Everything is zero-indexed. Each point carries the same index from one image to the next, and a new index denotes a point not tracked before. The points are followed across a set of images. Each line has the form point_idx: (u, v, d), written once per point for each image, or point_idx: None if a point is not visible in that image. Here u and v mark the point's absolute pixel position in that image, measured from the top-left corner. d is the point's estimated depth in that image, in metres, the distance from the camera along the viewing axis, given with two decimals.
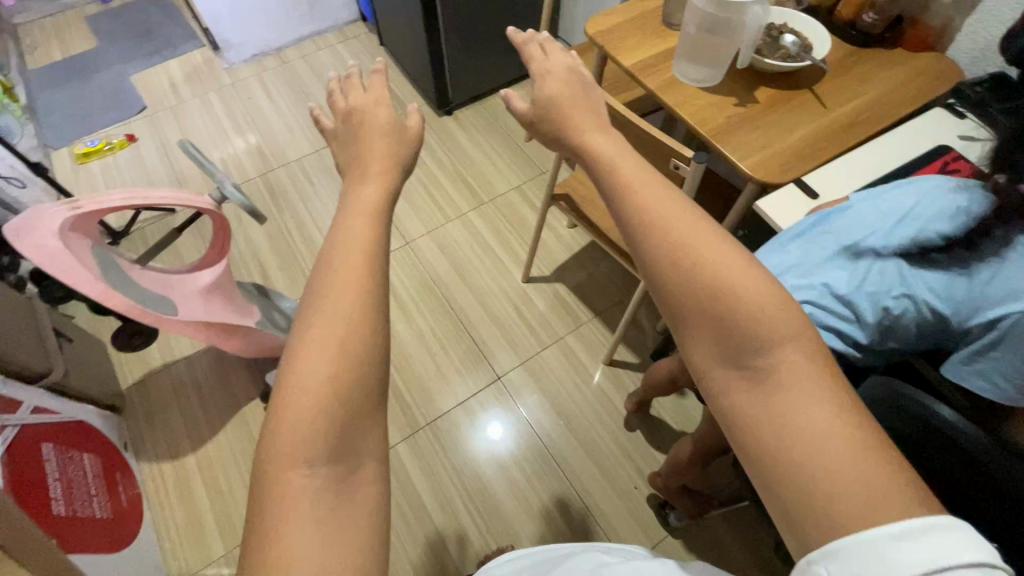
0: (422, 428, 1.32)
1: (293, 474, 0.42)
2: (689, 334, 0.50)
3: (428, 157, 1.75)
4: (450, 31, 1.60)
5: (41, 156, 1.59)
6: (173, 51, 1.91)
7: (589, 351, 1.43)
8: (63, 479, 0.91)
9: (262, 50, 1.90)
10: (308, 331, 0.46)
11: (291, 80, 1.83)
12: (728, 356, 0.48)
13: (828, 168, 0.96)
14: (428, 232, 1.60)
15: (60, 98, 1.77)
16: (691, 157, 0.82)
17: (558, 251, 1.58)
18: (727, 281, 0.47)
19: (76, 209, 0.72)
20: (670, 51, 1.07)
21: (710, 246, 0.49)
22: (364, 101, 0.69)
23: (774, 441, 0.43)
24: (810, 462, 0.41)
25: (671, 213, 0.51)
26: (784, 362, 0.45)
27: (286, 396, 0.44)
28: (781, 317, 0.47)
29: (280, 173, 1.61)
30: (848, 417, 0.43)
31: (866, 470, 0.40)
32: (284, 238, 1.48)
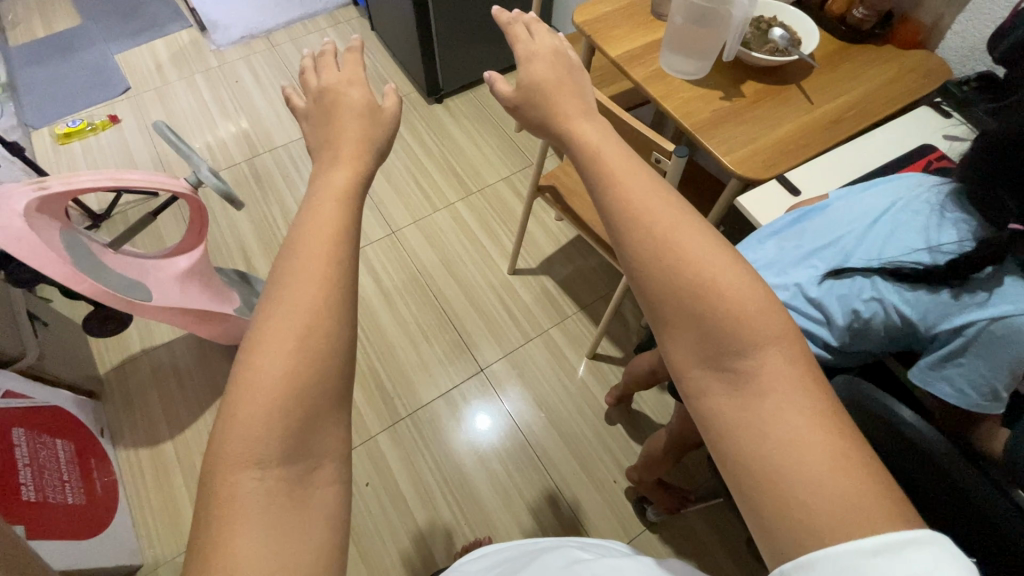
0: (402, 418, 1.32)
1: (244, 476, 0.43)
2: (665, 330, 0.51)
3: (416, 145, 1.72)
4: (440, 17, 1.57)
5: (21, 136, 1.56)
6: (159, 30, 1.86)
7: (573, 344, 1.42)
8: (33, 465, 0.89)
9: (251, 32, 1.86)
10: (268, 326, 0.46)
11: (280, 64, 1.79)
12: (708, 355, 0.48)
13: (810, 167, 0.95)
14: (414, 222, 1.58)
15: (42, 76, 1.73)
16: (672, 151, 0.81)
17: (545, 243, 1.57)
18: (707, 277, 0.48)
19: (43, 189, 0.70)
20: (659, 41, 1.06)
21: (691, 241, 0.49)
22: (336, 81, 0.67)
23: (746, 443, 0.44)
24: (779, 464, 0.42)
25: (649, 206, 0.51)
26: (764, 365, 0.46)
27: (242, 392, 0.44)
28: (763, 319, 0.47)
29: (266, 158, 1.59)
30: (824, 418, 0.44)
31: (832, 475, 0.40)
32: (268, 224, 1.46)
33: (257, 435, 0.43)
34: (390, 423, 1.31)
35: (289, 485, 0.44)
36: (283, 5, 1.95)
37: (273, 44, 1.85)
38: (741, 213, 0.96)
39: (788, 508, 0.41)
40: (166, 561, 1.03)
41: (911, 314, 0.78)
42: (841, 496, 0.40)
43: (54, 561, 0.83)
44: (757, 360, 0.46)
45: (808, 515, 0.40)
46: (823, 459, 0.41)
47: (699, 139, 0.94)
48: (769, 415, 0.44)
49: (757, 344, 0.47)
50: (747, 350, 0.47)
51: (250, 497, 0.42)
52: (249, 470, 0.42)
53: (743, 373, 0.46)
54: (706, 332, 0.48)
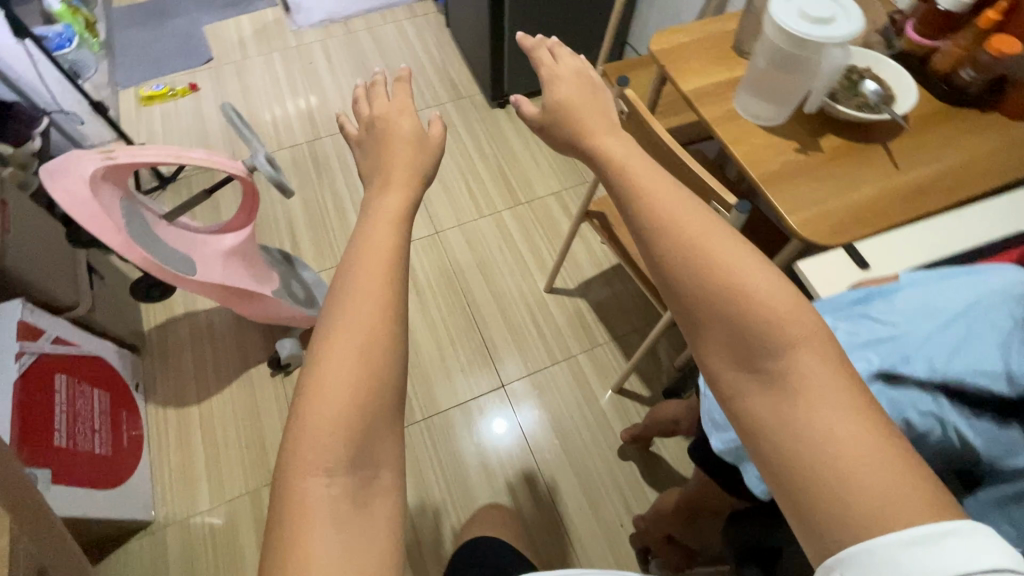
0: (417, 423, 1.31)
1: (313, 480, 0.47)
2: (699, 333, 0.54)
3: (471, 147, 1.71)
4: (514, 23, 1.56)
5: (109, 94, 1.66)
6: (245, 7, 1.94)
7: (600, 375, 1.38)
8: (68, 411, 0.94)
9: (331, 17, 1.90)
10: (333, 341, 0.50)
11: (354, 50, 1.83)
12: (740, 360, 0.51)
13: (884, 240, 0.87)
14: (458, 225, 1.58)
15: (136, 38, 1.83)
16: (734, 205, 0.74)
17: (586, 265, 1.53)
18: (734, 281, 0.51)
19: (110, 159, 0.73)
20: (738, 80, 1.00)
21: (718, 246, 0.53)
22: (387, 110, 0.76)
23: (784, 446, 0.47)
24: (821, 462, 0.44)
25: (679, 217, 0.55)
26: (801, 367, 0.48)
27: (312, 407, 0.48)
28: (794, 320, 0.50)
29: (326, 142, 1.62)
30: (867, 419, 0.45)
31: (871, 469, 0.43)
32: (318, 208, 1.50)
33: (325, 446, 0.47)
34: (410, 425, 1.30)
35: (352, 493, 0.48)
36: None
37: (349, 30, 1.89)
38: (798, 277, 0.89)
39: (832, 503, 0.43)
40: (177, 521, 1.08)
41: (974, 442, 0.69)
42: (887, 491, 0.42)
43: (56, 509, 0.85)
44: (789, 361, 0.49)
45: (857, 511, 0.42)
46: (864, 455, 0.43)
47: (766, 193, 0.88)
48: (811, 413, 0.46)
49: (790, 343, 0.49)
50: (781, 349, 0.49)
51: (320, 499, 0.46)
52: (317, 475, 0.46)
53: (775, 374, 0.49)
54: (737, 334, 0.51)
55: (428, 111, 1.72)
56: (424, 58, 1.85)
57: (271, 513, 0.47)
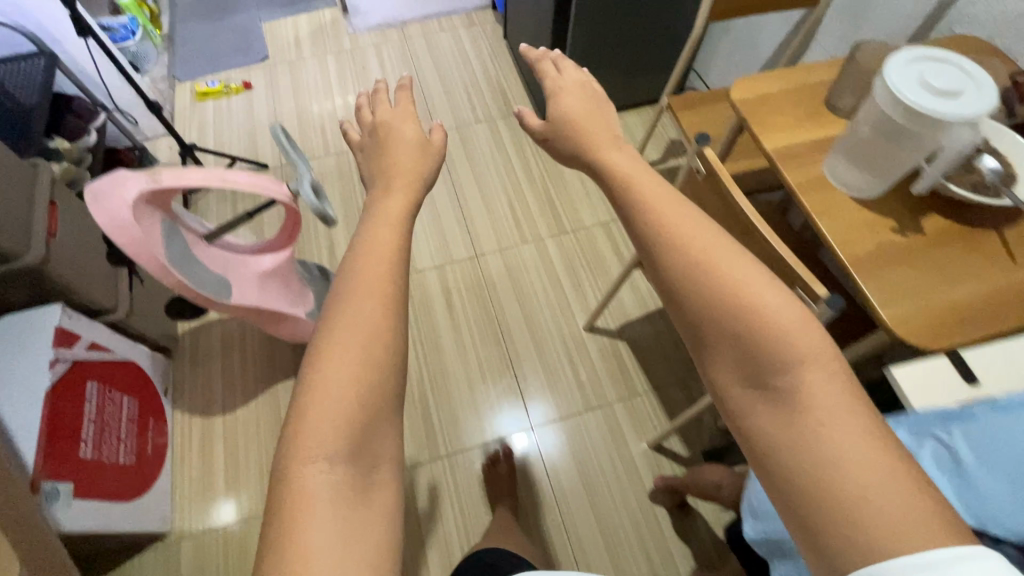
0: (441, 456, 1.27)
1: (314, 472, 0.47)
2: (709, 350, 0.54)
3: (519, 167, 1.63)
4: (577, 39, 1.49)
5: (166, 87, 1.68)
6: (304, 6, 1.93)
7: (635, 426, 1.30)
8: (96, 421, 0.94)
9: (387, 21, 1.86)
10: (334, 338, 0.51)
11: (408, 57, 1.80)
12: (750, 377, 0.51)
13: (990, 350, 0.76)
14: (500, 250, 1.51)
15: (196, 31, 1.85)
16: (822, 299, 0.61)
17: (625, 300, 1.47)
18: (746, 301, 0.51)
19: (155, 183, 0.70)
20: (798, 132, 0.93)
21: (727, 265, 0.53)
22: (390, 117, 0.81)
23: (787, 463, 0.47)
24: (834, 478, 0.44)
25: (692, 242, 0.55)
26: (811, 386, 0.48)
27: (314, 399, 0.49)
28: (801, 339, 0.50)
29: None
30: (876, 438, 0.46)
31: (883, 484, 0.43)
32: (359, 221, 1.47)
33: (324, 436, 0.47)
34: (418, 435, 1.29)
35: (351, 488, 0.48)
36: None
37: (405, 36, 1.85)
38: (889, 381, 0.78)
39: (837, 516, 0.43)
40: (192, 535, 1.07)
41: None
42: (896, 507, 0.42)
43: (67, 525, 0.83)
44: (799, 379, 0.49)
45: (868, 530, 0.42)
46: (872, 470, 0.44)
47: (856, 280, 0.79)
48: (822, 431, 0.46)
49: (798, 363, 0.49)
50: (789, 368, 0.49)
51: (322, 486, 0.46)
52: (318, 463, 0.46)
53: (783, 390, 0.49)
54: (751, 354, 0.51)
55: (476, 127, 1.65)
56: (479, 72, 1.78)
57: (270, 512, 0.46)
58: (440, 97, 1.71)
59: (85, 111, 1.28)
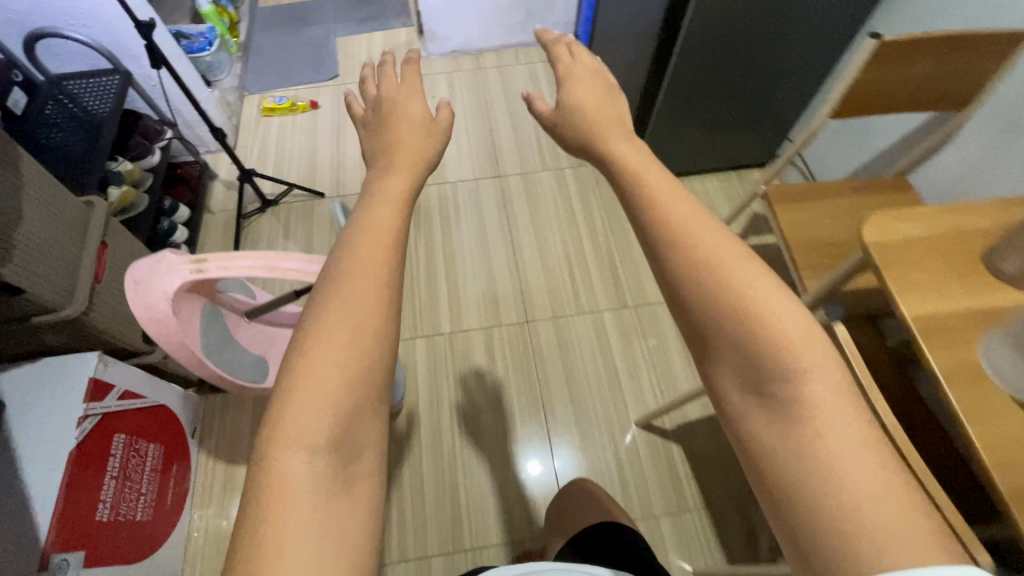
0: (463, 551, 1.06)
1: (292, 454, 0.34)
2: (706, 345, 0.41)
3: (582, 222, 1.45)
4: (668, 102, 1.34)
5: (235, 99, 1.66)
6: (381, 22, 1.88)
7: (682, 550, 1.06)
8: (119, 475, 0.90)
9: (463, 48, 1.78)
10: (341, 287, 0.39)
11: (480, 92, 1.71)
12: (746, 379, 0.39)
13: None
14: (552, 317, 1.31)
15: (272, 41, 1.83)
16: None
17: (681, 375, 1.24)
18: (729, 282, 0.39)
19: (199, 271, 0.63)
20: (979, 235, 0.66)
21: (708, 241, 0.41)
22: (396, 93, 0.67)
23: (785, 466, 0.35)
24: (813, 478, 0.34)
25: (683, 218, 0.42)
26: (811, 399, 0.36)
27: (304, 362, 0.36)
28: (803, 341, 0.37)
29: (432, 190, 1.51)
30: (873, 444, 0.35)
31: (873, 489, 0.33)
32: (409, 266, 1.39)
33: (318, 406, 0.35)
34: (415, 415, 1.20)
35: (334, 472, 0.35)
36: (507, 23, 1.73)
37: (479, 67, 1.77)
38: None
39: (824, 520, 0.33)
40: None
41: None
42: (884, 517, 0.32)
43: None
44: (799, 387, 0.36)
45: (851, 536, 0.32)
46: (865, 473, 0.33)
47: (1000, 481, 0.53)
48: (818, 438, 0.35)
49: (798, 370, 0.37)
50: (788, 372, 0.37)
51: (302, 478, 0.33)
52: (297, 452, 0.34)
53: (783, 400, 0.37)
54: (738, 354, 0.39)
55: (543, 175, 1.53)
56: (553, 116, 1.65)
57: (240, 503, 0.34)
58: (509, 142, 1.59)
59: (153, 132, 1.26)
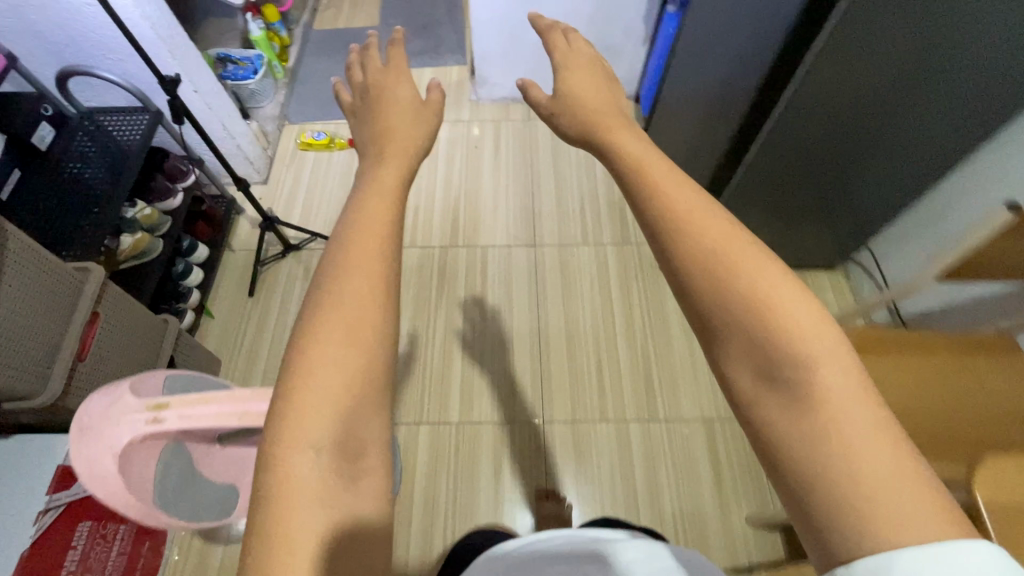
0: None
1: (301, 457, 0.32)
2: (706, 320, 0.34)
3: (618, 310, 1.31)
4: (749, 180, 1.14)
5: (273, 128, 1.61)
6: (433, 57, 1.79)
7: None
8: (77, 570, 0.84)
9: (515, 95, 1.67)
10: (336, 281, 0.37)
11: (525, 148, 1.60)
12: (754, 360, 0.32)
13: None
14: (571, 420, 1.18)
15: (320, 69, 1.77)
16: None
17: (704, 480, 1.11)
18: (730, 256, 0.33)
19: (154, 424, 0.55)
20: None
21: (710, 219, 0.35)
22: (384, 80, 0.69)
23: (794, 454, 0.29)
24: (829, 459, 0.28)
25: (681, 199, 0.37)
26: (819, 378, 0.30)
27: (316, 349, 0.34)
28: (804, 313, 0.32)
29: (461, 253, 1.41)
30: (894, 437, 0.29)
31: (888, 470, 0.27)
32: (425, 337, 1.29)
33: (319, 408, 0.33)
34: (407, 492, 1.11)
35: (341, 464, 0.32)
36: None
37: (529, 117, 1.66)
38: None
39: (842, 509, 0.27)
40: None
41: None
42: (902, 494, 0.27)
43: None
44: (812, 371, 0.30)
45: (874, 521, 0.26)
46: (883, 462, 0.28)
47: None
48: (839, 423, 0.29)
49: (805, 352, 0.30)
50: (799, 356, 0.30)
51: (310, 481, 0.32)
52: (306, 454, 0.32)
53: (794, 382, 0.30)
54: (734, 331, 0.33)
55: (580, 250, 1.40)
56: (600, 182, 1.52)
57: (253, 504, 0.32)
58: (549, 211, 1.47)
59: (177, 171, 1.21)
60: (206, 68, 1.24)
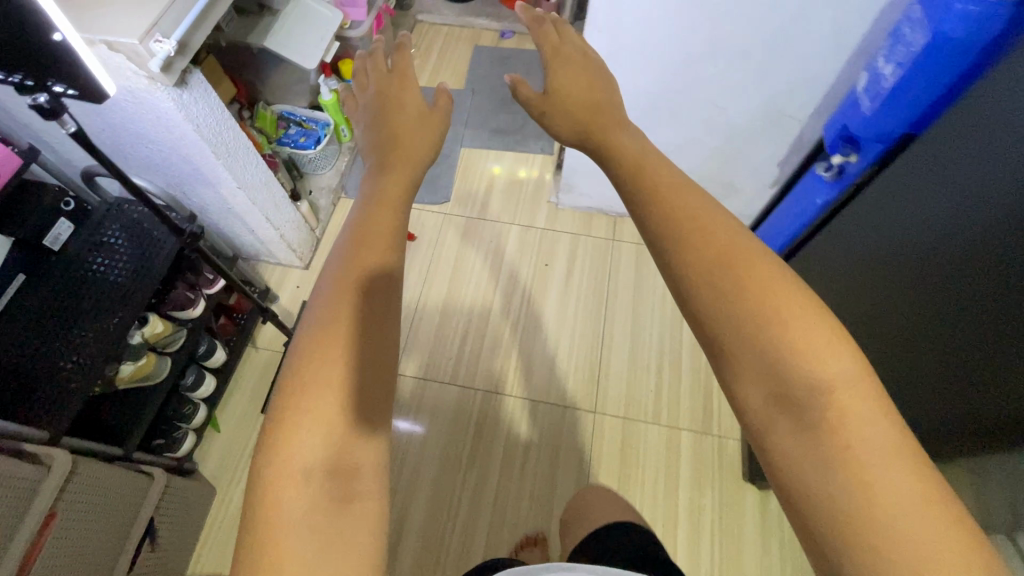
0: None
1: (296, 486, 0.37)
2: (732, 371, 0.40)
3: (683, 527, 1.08)
4: None
5: (328, 203, 1.46)
6: (518, 141, 1.60)
7: None
8: None
9: (601, 208, 1.44)
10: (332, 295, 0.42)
11: (603, 278, 1.37)
12: (774, 388, 0.39)
13: None
14: None
15: None
16: None
17: None
18: (769, 310, 0.39)
19: None
20: None
21: (751, 277, 0.40)
22: (387, 84, 0.63)
23: (816, 490, 0.37)
24: (841, 488, 0.36)
25: (714, 231, 0.42)
26: (838, 414, 0.37)
27: (315, 377, 0.39)
28: (822, 350, 0.38)
29: (506, 402, 1.21)
30: (909, 452, 0.36)
31: (891, 486, 0.35)
32: (446, 508, 1.11)
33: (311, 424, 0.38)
34: None
35: (334, 477, 0.37)
36: None
37: (614, 237, 1.43)
38: None
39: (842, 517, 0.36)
40: None
41: None
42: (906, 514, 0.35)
43: None
44: (825, 394, 0.37)
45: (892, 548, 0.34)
46: (886, 476, 0.36)
47: None
48: (847, 447, 0.36)
49: (822, 384, 0.38)
50: (814, 384, 0.38)
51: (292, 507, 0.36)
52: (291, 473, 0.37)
53: (802, 404, 0.38)
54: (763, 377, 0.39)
55: (647, 429, 1.17)
56: (685, 339, 1.28)
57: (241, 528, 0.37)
58: (618, 368, 1.25)
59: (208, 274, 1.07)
60: (254, 159, 1.07)
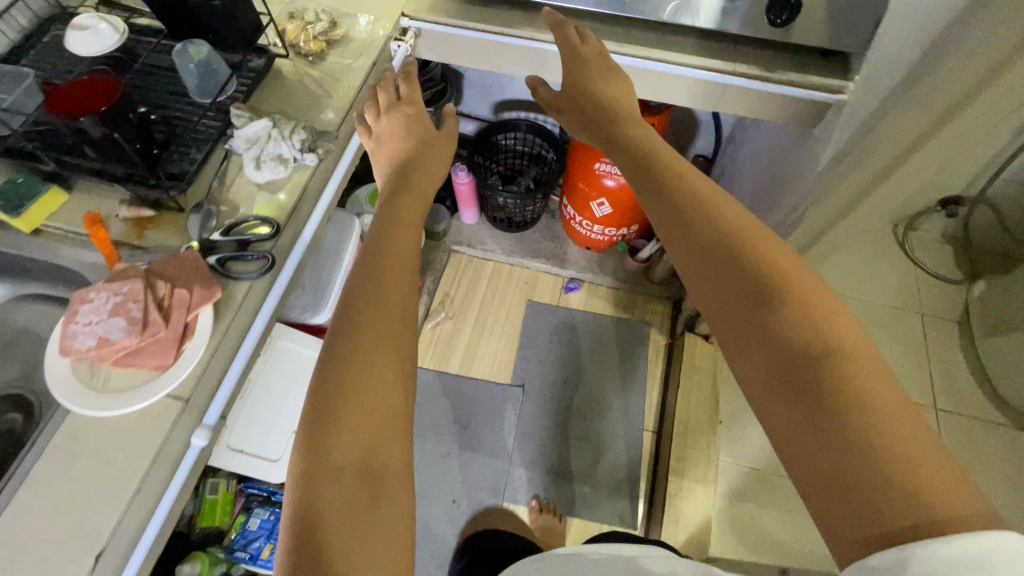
0: None
1: (329, 485, 0.37)
2: (711, 315, 0.40)
3: None
4: None
5: None
6: (586, 495, 1.12)
7: None
8: None
9: None
10: (385, 261, 0.49)
11: None
12: (746, 328, 0.37)
13: None
14: None
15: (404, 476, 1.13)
16: None
17: None
18: (739, 240, 0.40)
19: None
20: None
21: (712, 221, 0.42)
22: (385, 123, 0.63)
23: (812, 446, 0.32)
24: (836, 446, 0.31)
25: (694, 181, 0.45)
26: (824, 362, 0.34)
27: (353, 371, 0.42)
28: (777, 280, 0.38)
29: None
30: (897, 404, 0.32)
31: (901, 448, 0.30)
32: None
33: (355, 406, 0.40)
34: None
35: (361, 472, 0.39)
36: None
37: None
38: None
39: (850, 488, 0.30)
40: None
41: None
42: (929, 489, 0.29)
43: None
44: (804, 337, 0.35)
45: (897, 500, 0.29)
46: (899, 448, 0.30)
47: None
48: (832, 393, 0.33)
49: (799, 330, 0.36)
50: (785, 330, 0.36)
51: (333, 493, 0.37)
52: (344, 441, 0.39)
53: (776, 349, 0.36)
54: (749, 322, 0.37)
55: None
56: None
57: (299, 512, 0.37)
58: None
59: None
60: None
